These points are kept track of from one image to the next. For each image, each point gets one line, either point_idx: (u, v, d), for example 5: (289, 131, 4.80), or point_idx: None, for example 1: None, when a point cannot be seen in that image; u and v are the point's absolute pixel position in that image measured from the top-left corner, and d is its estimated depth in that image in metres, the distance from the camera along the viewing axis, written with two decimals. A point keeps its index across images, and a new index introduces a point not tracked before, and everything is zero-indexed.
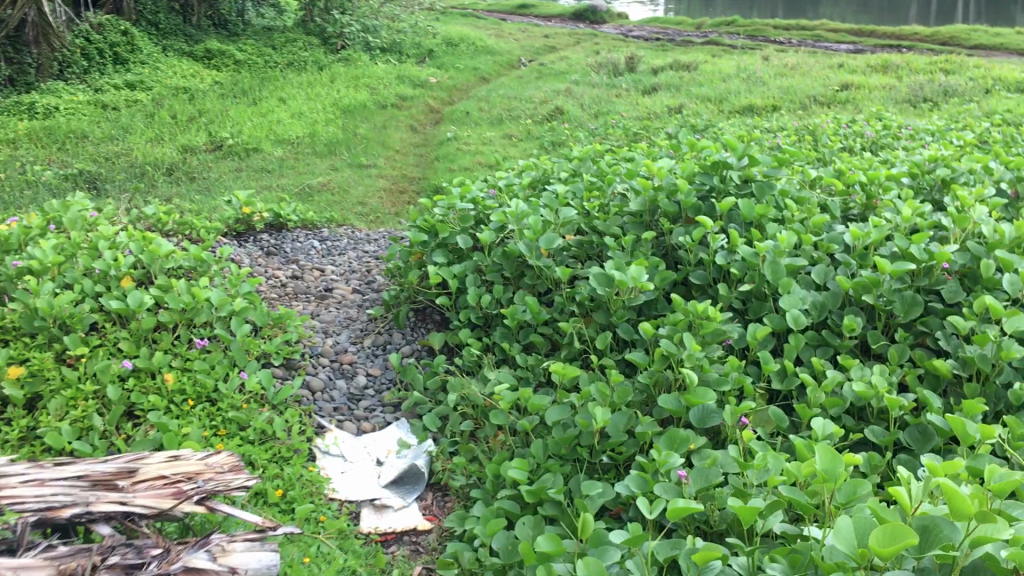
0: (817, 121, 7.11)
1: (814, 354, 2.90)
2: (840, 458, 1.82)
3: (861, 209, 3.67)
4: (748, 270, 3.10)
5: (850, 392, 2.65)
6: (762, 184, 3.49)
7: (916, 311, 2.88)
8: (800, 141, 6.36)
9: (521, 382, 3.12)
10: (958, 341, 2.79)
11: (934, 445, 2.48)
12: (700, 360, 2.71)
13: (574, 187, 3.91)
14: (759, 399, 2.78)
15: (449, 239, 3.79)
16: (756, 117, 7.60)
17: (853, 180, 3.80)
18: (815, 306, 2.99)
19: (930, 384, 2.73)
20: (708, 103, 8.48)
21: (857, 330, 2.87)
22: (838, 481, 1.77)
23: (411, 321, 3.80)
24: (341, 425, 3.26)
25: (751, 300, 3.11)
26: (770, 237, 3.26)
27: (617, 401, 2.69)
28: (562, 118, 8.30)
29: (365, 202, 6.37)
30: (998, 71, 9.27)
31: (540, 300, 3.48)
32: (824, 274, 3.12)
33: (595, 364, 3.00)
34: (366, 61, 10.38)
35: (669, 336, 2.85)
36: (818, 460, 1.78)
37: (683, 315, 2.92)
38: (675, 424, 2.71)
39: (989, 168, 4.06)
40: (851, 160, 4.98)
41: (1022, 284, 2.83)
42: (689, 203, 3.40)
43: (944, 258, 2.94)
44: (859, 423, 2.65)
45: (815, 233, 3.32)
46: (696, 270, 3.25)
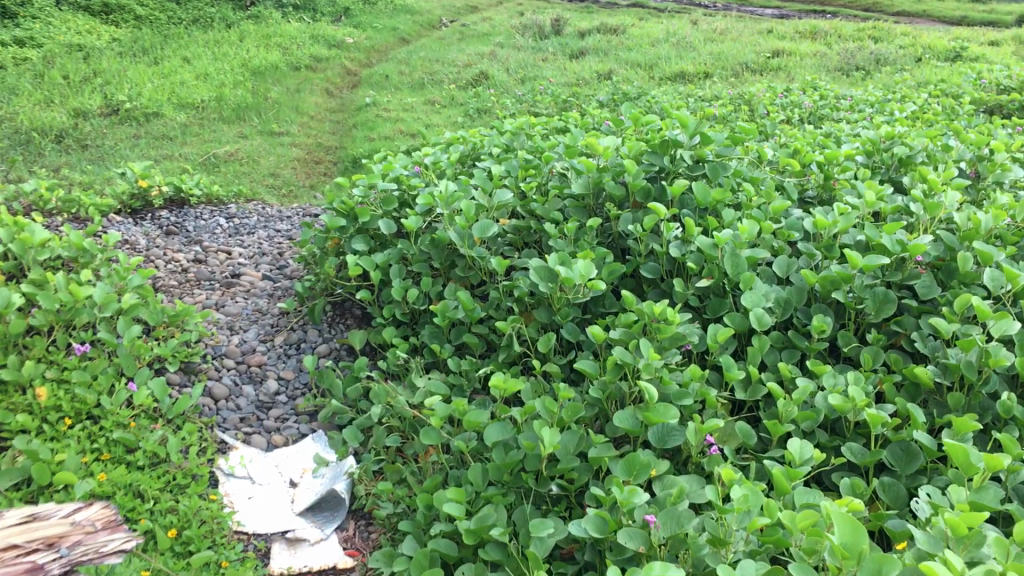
0: (752, 89, 6.86)
1: (779, 358, 2.62)
2: (861, 530, 1.59)
3: (819, 192, 3.40)
4: (706, 263, 2.79)
5: (825, 403, 2.38)
6: (716, 164, 3.17)
7: (889, 310, 2.63)
8: (736, 111, 6.10)
9: (455, 392, 2.76)
10: (937, 344, 2.53)
11: (918, 465, 2.23)
12: (659, 370, 2.39)
13: (508, 165, 3.54)
14: (722, 412, 2.49)
15: (370, 224, 3.39)
16: (689, 85, 7.31)
17: (808, 160, 3.51)
18: (779, 303, 2.71)
19: (908, 394, 2.48)
20: (638, 69, 8.17)
21: (827, 331, 2.59)
22: (863, 561, 1.55)
23: (328, 316, 3.39)
24: (249, 440, 2.86)
25: (709, 296, 2.80)
26: (728, 224, 2.96)
27: (567, 419, 2.37)
28: (487, 83, 7.90)
29: (276, 174, 5.89)
30: (926, 40, 9.16)
31: (473, 293, 3.12)
32: (787, 267, 2.83)
33: (538, 371, 2.66)
34: (278, 18, 9.74)
35: (622, 341, 2.53)
36: (844, 538, 1.56)
37: (637, 316, 2.60)
38: (631, 443, 2.40)
39: (947, 146, 3.83)
40: (794, 133, 4.72)
41: (1004, 281, 2.58)
42: (638, 186, 3.07)
43: (918, 250, 2.68)
44: (834, 439, 2.37)
45: (774, 220, 3.03)
46: (647, 262, 2.93)
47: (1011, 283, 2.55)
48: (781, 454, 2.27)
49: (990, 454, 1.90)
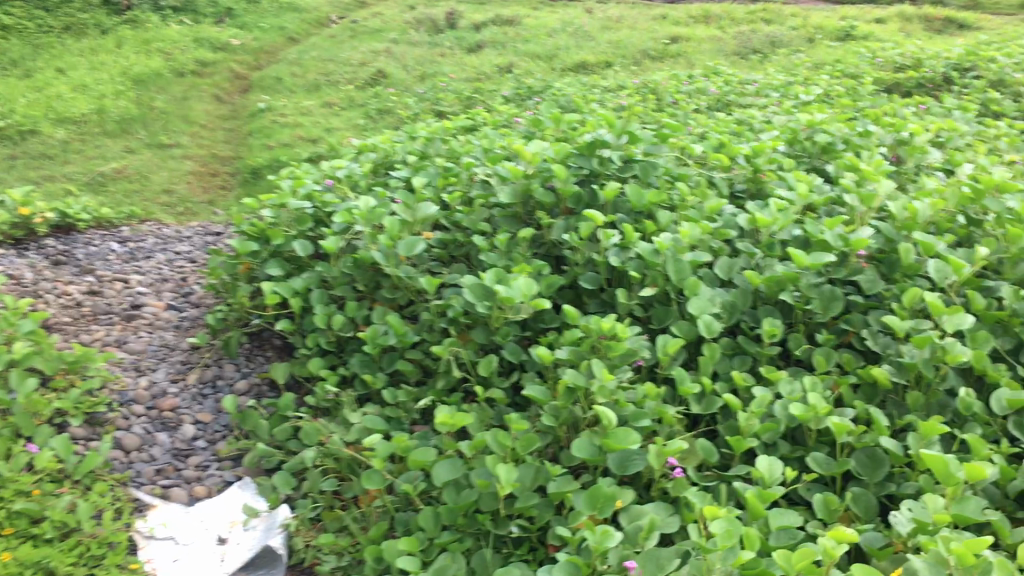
0: (655, 77, 6.81)
1: (731, 366, 2.52)
2: None
3: (748, 185, 3.32)
4: (647, 270, 2.67)
5: (785, 413, 2.29)
6: (647, 164, 3.06)
7: (837, 308, 2.56)
8: (644, 100, 6.02)
9: (394, 425, 2.59)
10: (889, 341, 2.47)
11: (887, 472, 2.16)
12: (614, 391, 2.26)
13: (427, 174, 3.36)
14: (680, 429, 2.37)
15: (284, 246, 3.16)
16: (591, 76, 7.22)
17: (735, 153, 3.43)
18: (726, 307, 2.61)
19: (865, 395, 2.40)
20: (538, 61, 8.04)
21: (778, 335, 2.50)
22: None
23: (245, 349, 3.17)
24: (168, 494, 2.62)
25: (653, 305, 2.68)
26: (665, 227, 2.85)
27: (520, 452, 2.21)
28: (385, 82, 7.65)
29: (170, 190, 5.56)
30: (816, 20, 9.30)
31: (402, 315, 2.94)
32: (729, 269, 2.74)
33: (482, 398, 2.50)
34: (157, 22, 9.25)
35: (570, 361, 2.39)
36: None
37: (583, 333, 2.46)
38: (589, 471, 2.26)
39: (866, 131, 3.81)
40: (708, 122, 4.65)
41: (949, 271, 2.53)
42: (569, 192, 2.93)
43: (861, 244, 2.62)
44: (797, 449, 2.28)
45: (710, 220, 2.94)
46: (585, 271, 2.79)
47: (956, 274, 2.50)
48: (748, 472, 2.17)
49: (970, 463, 1.84)
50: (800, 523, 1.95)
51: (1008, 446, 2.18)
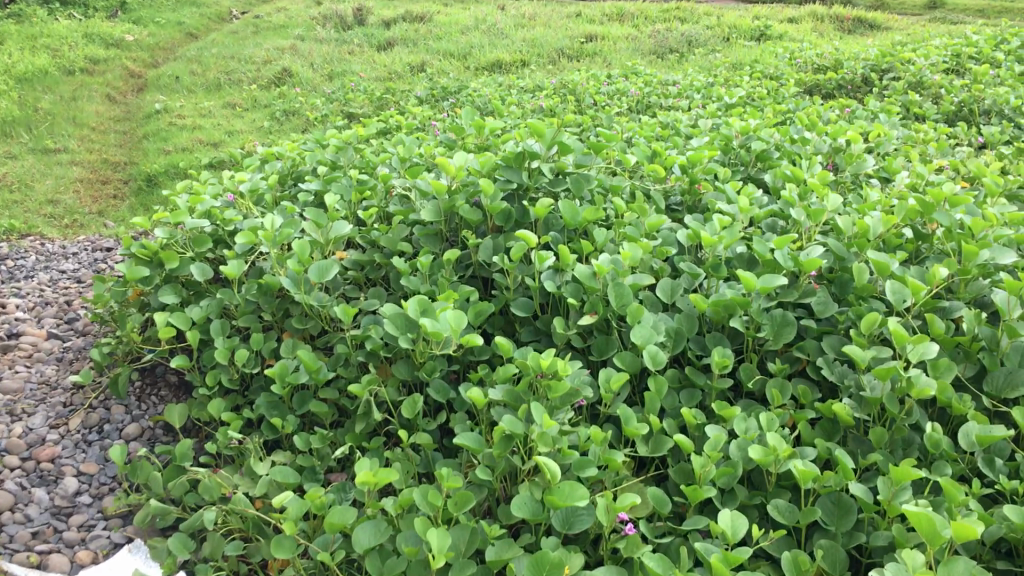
0: (573, 77, 6.60)
1: (679, 401, 2.31)
2: None
3: (685, 198, 3.12)
4: (585, 296, 2.44)
5: (741, 454, 2.09)
6: (579, 177, 2.84)
7: (791, 334, 2.37)
8: (563, 101, 5.81)
9: (306, 476, 2.28)
10: (846, 371, 2.30)
11: (854, 521, 2.00)
12: (556, 438, 2.02)
13: (340, 187, 3.07)
14: (628, 475, 2.15)
15: (179, 269, 2.84)
16: (507, 76, 6.99)
17: (670, 162, 3.23)
18: (671, 334, 2.40)
19: (825, 431, 2.23)
20: (451, 59, 7.77)
21: (729, 366, 2.30)
22: None
23: (136, 389, 2.83)
24: (46, 562, 2.27)
25: (593, 334, 2.45)
26: (602, 246, 2.62)
27: (453, 511, 1.96)
28: (291, 81, 7.27)
29: (55, 201, 5.12)
30: (730, 19, 9.24)
31: (315, 346, 2.65)
32: (672, 291, 2.53)
33: (407, 444, 2.24)
34: (43, 15, 8.66)
35: (505, 402, 2.15)
36: None
37: (518, 370, 2.21)
38: (529, 530, 2.02)
39: (799, 138, 3.67)
40: (634, 125, 4.46)
41: (907, 293, 2.38)
42: (498, 208, 2.69)
43: (813, 264, 2.44)
44: (756, 496, 2.09)
45: (649, 237, 2.73)
46: (518, 296, 2.55)
47: (915, 296, 2.35)
48: (707, 526, 1.96)
49: (957, 522, 1.69)
50: None
51: (980, 486, 2.04)
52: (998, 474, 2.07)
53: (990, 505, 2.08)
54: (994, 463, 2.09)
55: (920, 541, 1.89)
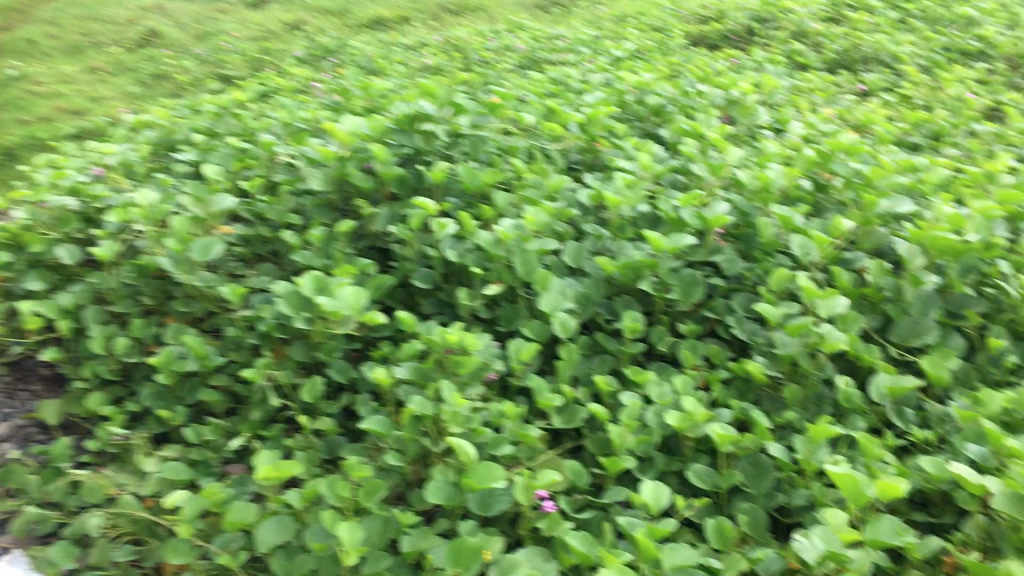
0: (458, 32, 6.42)
1: (591, 368, 2.24)
2: None
3: (583, 156, 3.04)
4: (489, 264, 2.34)
5: (658, 420, 2.04)
6: (477, 139, 2.75)
7: (699, 294, 2.33)
8: (449, 57, 5.63)
9: (200, 470, 2.13)
10: (757, 328, 2.28)
11: (773, 481, 1.97)
12: (469, 417, 1.92)
13: (221, 158, 2.90)
14: (543, 449, 2.07)
15: (45, 253, 2.60)
16: (390, 33, 6.75)
17: (567, 120, 3.14)
18: (579, 300, 2.33)
19: (738, 391, 2.21)
20: (329, 16, 7.46)
21: (640, 331, 2.25)
22: None
23: (5, 386, 2.56)
24: None
25: (499, 304, 2.36)
26: (504, 211, 2.52)
27: (364, 502, 1.84)
28: (158, 43, 6.84)
29: None
30: None
31: (201, 329, 2.46)
32: (578, 255, 2.45)
33: (308, 430, 2.11)
34: None
35: (412, 381, 2.03)
36: None
37: (424, 346, 2.10)
38: (445, 515, 1.92)
39: (693, 91, 3.63)
40: (525, 81, 4.34)
41: (813, 247, 2.36)
42: (392, 175, 2.56)
43: (718, 221, 2.40)
44: (675, 462, 2.04)
45: (551, 199, 2.64)
46: (419, 267, 2.43)
47: (821, 250, 2.34)
48: (628, 498, 1.91)
49: (880, 480, 1.70)
50: (696, 559, 1.71)
51: (892, 438, 2.05)
52: (909, 424, 2.09)
53: (902, 456, 2.09)
54: (904, 413, 2.12)
55: (839, 498, 1.88)
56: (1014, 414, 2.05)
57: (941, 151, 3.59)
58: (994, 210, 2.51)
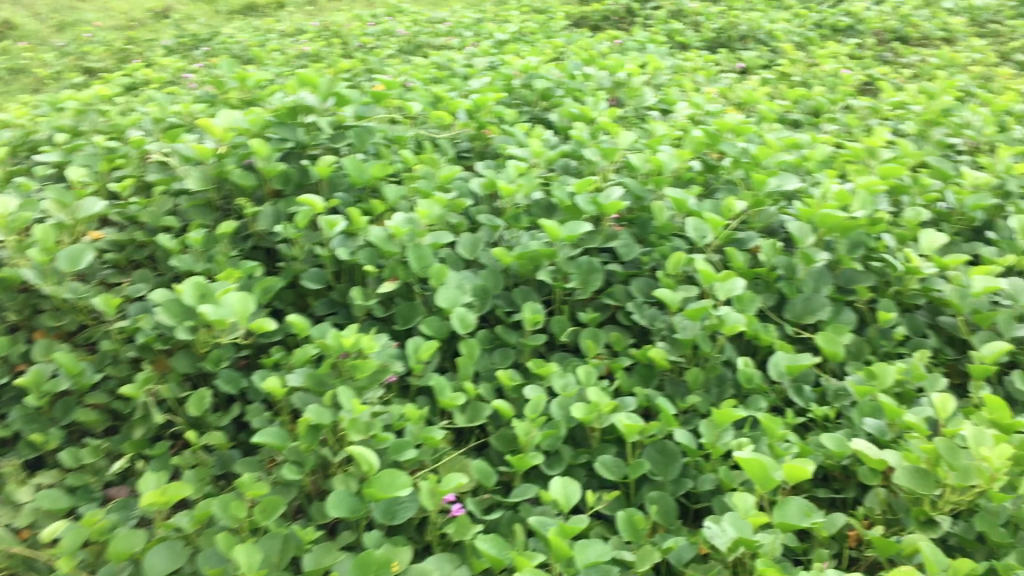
0: (336, 18, 6.24)
1: (492, 363, 2.19)
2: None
3: (473, 144, 2.98)
4: (382, 261, 2.25)
5: (562, 413, 2.00)
6: (362, 131, 2.65)
7: (598, 282, 2.31)
8: (328, 43, 5.46)
9: (80, 496, 1.98)
10: (656, 313, 2.27)
11: (680, 468, 1.96)
12: (368, 423, 1.84)
13: (88, 159, 2.71)
14: (447, 450, 2.01)
15: None
16: (264, 19, 6.52)
17: (455, 107, 3.07)
18: (477, 293, 2.26)
19: (641, 377, 2.19)
20: (199, 4, 7.16)
21: (540, 322, 2.21)
22: None
23: None
24: None
25: (395, 300, 2.27)
26: (395, 205, 2.44)
27: (262, 520, 1.74)
28: (12, 34, 6.43)
29: None
30: None
31: (74, 344, 2.30)
32: (473, 247, 2.39)
33: (197, 445, 1.99)
34: None
35: (306, 388, 1.94)
36: None
37: (318, 350, 2.00)
38: (349, 526, 1.84)
39: (579, 74, 3.60)
40: (409, 67, 4.24)
41: (707, 229, 2.37)
42: (275, 171, 2.44)
43: (613, 207, 2.38)
44: (582, 454, 2.01)
45: (442, 190, 2.57)
46: (309, 266, 2.32)
47: (715, 232, 2.34)
48: (537, 495, 1.86)
49: (787, 463, 1.68)
50: (609, 555, 1.67)
51: (793, 416, 2.05)
52: (807, 401, 2.10)
53: (804, 433, 2.11)
54: (802, 391, 2.13)
55: (745, 480, 1.88)
56: (907, 385, 2.09)
57: (821, 127, 3.67)
58: (877, 185, 2.57)
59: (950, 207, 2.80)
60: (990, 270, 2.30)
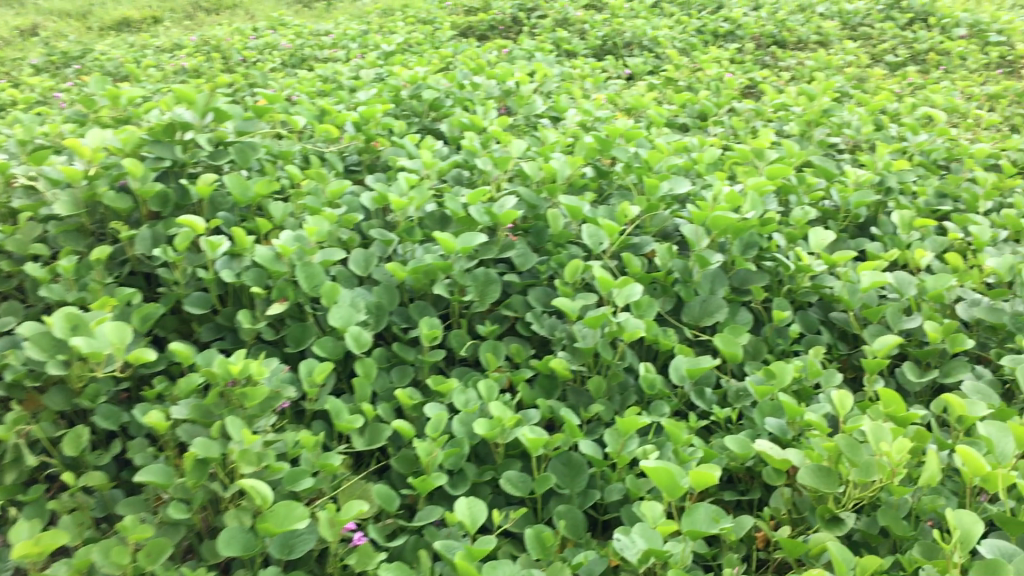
0: (216, 32, 6.06)
1: (390, 381, 2.11)
2: None
3: (362, 157, 2.90)
4: (270, 281, 2.16)
5: (465, 430, 1.94)
6: (244, 146, 2.54)
7: (496, 293, 2.26)
8: (207, 58, 5.28)
9: None
10: (556, 322, 2.24)
11: (586, 479, 1.92)
12: (261, 453, 1.75)
13: None
14: (346, 475, 1.93)
15: None
16: (139, 35, 6.28)
17: (341, 120, 2.99)
18: (372, 310, 2.19)
19: (544, 388, 2.15)
20: (68, 20, 6.85)
21: (439, 337, 2.14)
22: None
23: None
24: None
25: (285, 322, 2.18)
26: (281, 222, 2.34)
27: (148, 565, 1.63)
28: None
29: None
30: None
31: None
32: (366, 263, 2.31)
33: (76, 487, 1.85)
34: None
35: (193, 420, 1.83)
36: None
37: (205, 379, 1.89)
38: (244, 563, 1.74)
39: (467, 84, 3.57)
40: (292, 81, 4.13)
41: (602, 235, 2.35)
42: (152, 191, 2.31)
43: (509, 217, 2.34)
44: (486, 471, 1.96)
45: (331, 205, 2.49)
46: (192, 290, 2.21)
47: (611, 237, 2.33)
48: (442, 517, 1.80)
49: (694, 470, 1.65)
50: None
51: (696, 420, 2.04)
52: (710, 404, 2.10)
53: (707, 436, 2.10)
54: (704, 394, 2.12)
55: (652, 488, 1.86)
56: (804, 382, 2.10)
57: (708, 130, 3.73)
58: (766, 186, 2.60)
59: (835, 204, 2.86)
60: (878, 265, 2.35)
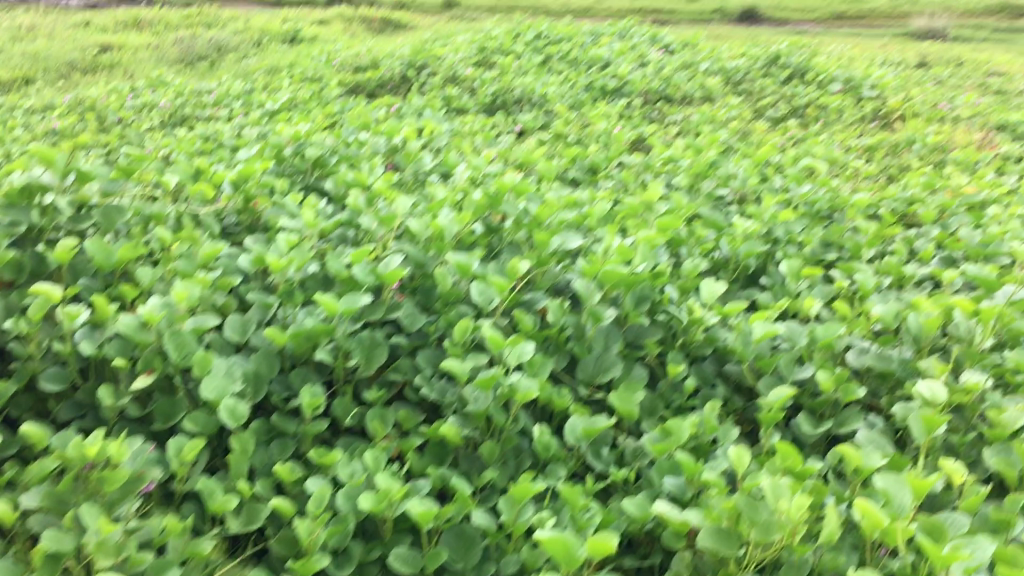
0: (92, 92, 5.85)
1: (270, 455, 1.97)
2: None
3: (241, 218, 2.78)
4: (135, 352, 2.00)
5: (350, 505, 1.81)
6: (109, 209, 2.39)
7: (382, 357, 2.15)
8: (82, 117, 5.07)
9: None
10: (446, 386, 2.15)
11: (481, 551, 1.81)
12: (120, 543, 1.59)
13: None
14: (220, 561, 1.78)
15: None
16: (9, 95, 6.01)
17: (219, 179, 2.86)
18: (249, 379, 2.05)
19: (434, 456, 2.04)
20: None
21: (321, 405, 2.02)
22: None
23: None
24: None
25: (154, 396, 2.02)
26: (149, 288, 2.20)
27: None
28: None
29: None
30: (259, 23, 8.92)
31: None
32: (243, 328, 2.18)
33: None
34: None
35: (43, 510, 1.65)
36: None
37: (58, 463, 1.72)
38: None
39: (353, 141, 3.49)
40: (171, 140, 3.98)
41: (492, 293, 2.28)
42: (4, 259, 2.14)
43: (394, 276, 2.25)
44: (373, 548, 1.83)
45: (205, 269, 2.35)
46: (49, 365, 2.03)
47: (501, 294, 2.26)
48: None
49: (591, 538, 1.56)
50: None
51: (593, 483, 1.96)
52: (607, 465, 2.03)
53: (605, 498, 2.03)
54: (601, 454, 2.05)
55: (548, 558, 1.76)
56: (701, 438, 2.05)
57: (598, 184, 3.73)
58: (656, 239, 2.58)
59: (725, 255, 2.87)
60: (770, 315, 2.34)
